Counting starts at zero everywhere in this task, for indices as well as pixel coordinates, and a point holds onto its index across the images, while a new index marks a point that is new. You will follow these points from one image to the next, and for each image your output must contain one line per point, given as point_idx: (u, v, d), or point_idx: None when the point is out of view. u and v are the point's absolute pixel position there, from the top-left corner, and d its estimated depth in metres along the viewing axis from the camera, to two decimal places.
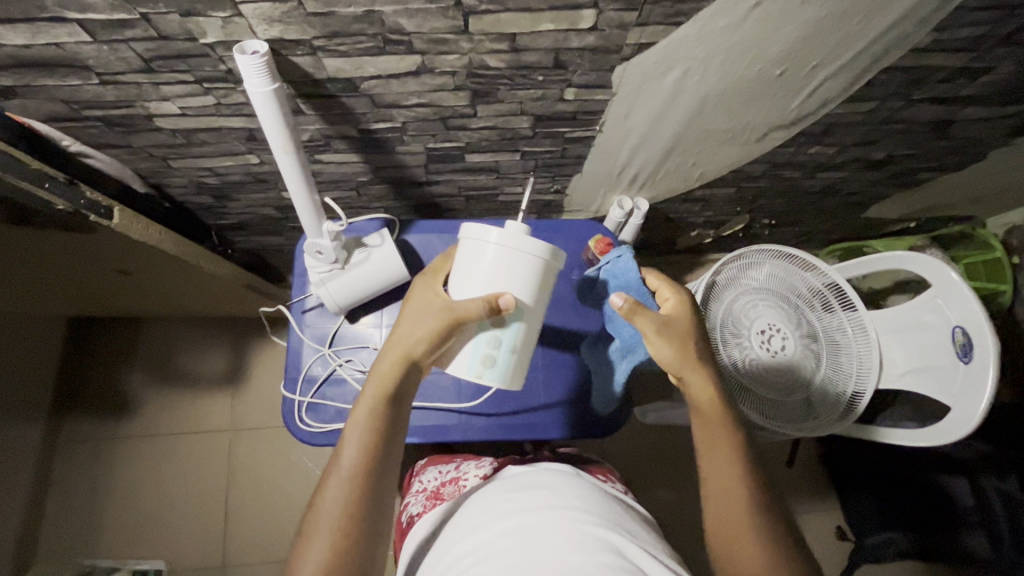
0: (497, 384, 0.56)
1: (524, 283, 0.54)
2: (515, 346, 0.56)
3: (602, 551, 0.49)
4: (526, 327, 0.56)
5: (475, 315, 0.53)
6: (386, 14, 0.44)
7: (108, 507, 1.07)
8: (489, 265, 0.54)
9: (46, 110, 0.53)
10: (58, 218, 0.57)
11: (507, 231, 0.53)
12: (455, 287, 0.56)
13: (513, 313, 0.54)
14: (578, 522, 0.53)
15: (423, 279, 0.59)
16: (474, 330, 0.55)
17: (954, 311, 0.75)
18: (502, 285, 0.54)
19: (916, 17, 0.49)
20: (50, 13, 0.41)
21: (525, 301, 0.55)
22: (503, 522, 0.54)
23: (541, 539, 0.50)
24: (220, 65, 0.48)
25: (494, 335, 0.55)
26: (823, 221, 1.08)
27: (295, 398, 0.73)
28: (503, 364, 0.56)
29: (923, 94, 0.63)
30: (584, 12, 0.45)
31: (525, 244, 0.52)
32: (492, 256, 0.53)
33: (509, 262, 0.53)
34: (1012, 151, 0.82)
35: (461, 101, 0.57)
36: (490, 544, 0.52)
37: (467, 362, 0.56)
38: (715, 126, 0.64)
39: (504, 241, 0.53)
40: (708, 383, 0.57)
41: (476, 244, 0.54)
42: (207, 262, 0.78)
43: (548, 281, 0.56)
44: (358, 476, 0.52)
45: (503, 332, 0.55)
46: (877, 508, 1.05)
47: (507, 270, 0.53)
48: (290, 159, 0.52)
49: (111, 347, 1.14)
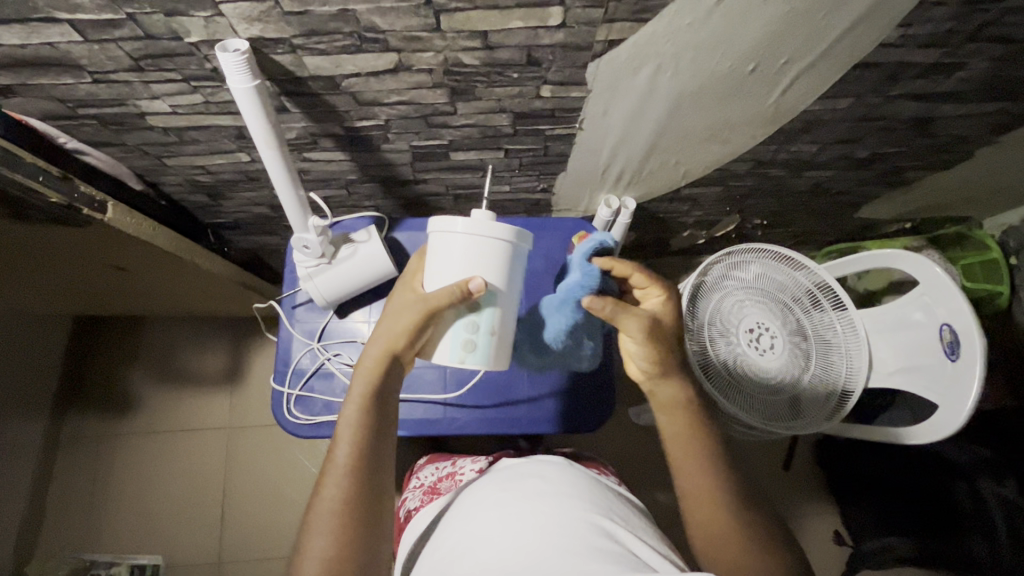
0: (480, 366, 0.58)
1: (494, 266, 0.55)
2: (494, 330, 0.58)
3: (590, 536, 0.49)
4: (501, 311, 0.57)
5: (449, 301, 0.54)
6: (360, 13, 0.45)
7: (108, 501, 1.09)
8: (460, 252, 0.55)
9: (43, 108, 0.56)
10: (54, 212, 0.60)
11: (472, 219, 0.54)
12: (427, 278, 0.58)
13: (487, 295, 0.56)
14: (567, 510, 0.53)
15: (402, 280, 0.61)
16: (452, 318, 0.57)
17: (942, 308, 0.75)
18: (473, 270, 0.55)
19: (881, 12, 0.50)
20: (42, 13, 0.44)
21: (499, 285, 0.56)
22: (493, 512, 0.55)
23: (529, 528, 0.51)
24: (206, 63, 0.51)
25: (472, 321, 0.57)
26: (815, 221, 1.08)
27: (284, 391, 0.74)
28: (485, 348, 0.57)
29: (899, 91, 0.63)
30: (552, 10, 0.46)
31: (492, 229, 0.54)
32: (461, 244, 0.55)
33: (478, 247, 0.55)
34: (999, 149, 0.82)
35: (440, 99, 0.58)
36: (480, 534, 0.53)
37: (449, 346, 0.57)
38: (694, 123, 0.65)
39: (471, 228, 0.54)
40: (671, 388, 0.59)
41: (444, 236, 0.56)
42: (202, 258, 0.81)
43: (517, 264, 0.57)
44: (352, 473, 0.53)
45: (480, 317, 0.56)
46: (880, 515, 1.04)
47: (478, 255, 0.55)
48: (274, 155, 0.53)
49: (114, 345, 1.17)
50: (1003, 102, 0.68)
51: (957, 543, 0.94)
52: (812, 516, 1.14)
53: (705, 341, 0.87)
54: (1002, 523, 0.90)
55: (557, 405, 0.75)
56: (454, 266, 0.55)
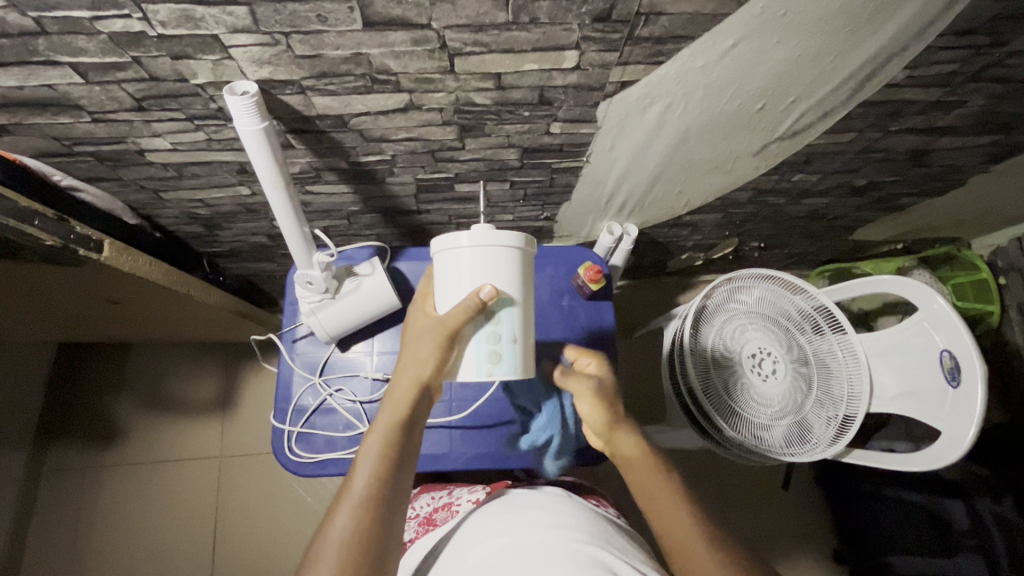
0: (508, 377, 0.55)
1: (505, 272, 0.54)
2: (516, 336, 0.55)
3: (596, 563, 0.49)
4: (519, 312, 0.55)
5: (463, 317, 0.52)
6: (373, 56, 0.44)
7: (92, 539, 1.05)
8: (467, 267, 0.53)
9: (38, 146, 0.54)
10: (48, 253, 0.57)
11: (475, 231, 0.52)
12: (439, 301, 0.56)
13: (502, 301, 0.54)
14: (569, 542, 0.51)
15: (415, 306, 0.61)
16: (471, 331, 0.54)
17: (942, 335, 0.74)
18: (482, 279, 0.54)
19: (886, 57, 0.51)
20: (42, 56, 0.42)
21: (512, 297, 0.55)
22: (496, 542, 0.53)
23: (534, 556, 0.49)
24: (210, 103, 0.49)
25: (492, 331, 0.55)
26: (811, 244, 1.09)
27: (285, 429, 0.72)
28: (512, 358, 0.55)
29: (900, 125, 0.64)
30: (567, 53, 0.46)
31: (497, 239, 0.52)
32: (470, 260, 0.53)
33: (487, 260, 0.53)
34: (993, 176, 0.83)
35: (449, 135, 0.58)
36: (481, 566, 0.51)
37: (474, 361, 0.55)
38: (699, 156, 0.66)
39: (477, 241, 0.52)
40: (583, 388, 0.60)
41: (451, 253, 0.54)
42: (198, 290, 0.78)
43: (528, 267, 0.56)
44: (369, 502, 0.49)
45: (500, 325, 0.55)
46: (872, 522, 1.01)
47: (489, 270, 0.53)
48: (280, 194, 0.51)
49: (99, 373, 1.13)
50: (998, 135, 0.69)
51: (953, 561, 0.91)
52: (813, 535, 1.14)
53: (707, 364, 0.87)
54: (1001, 543, 0.89)
55: (570, 426, 0.73)
56: (463, 282, 0.53)
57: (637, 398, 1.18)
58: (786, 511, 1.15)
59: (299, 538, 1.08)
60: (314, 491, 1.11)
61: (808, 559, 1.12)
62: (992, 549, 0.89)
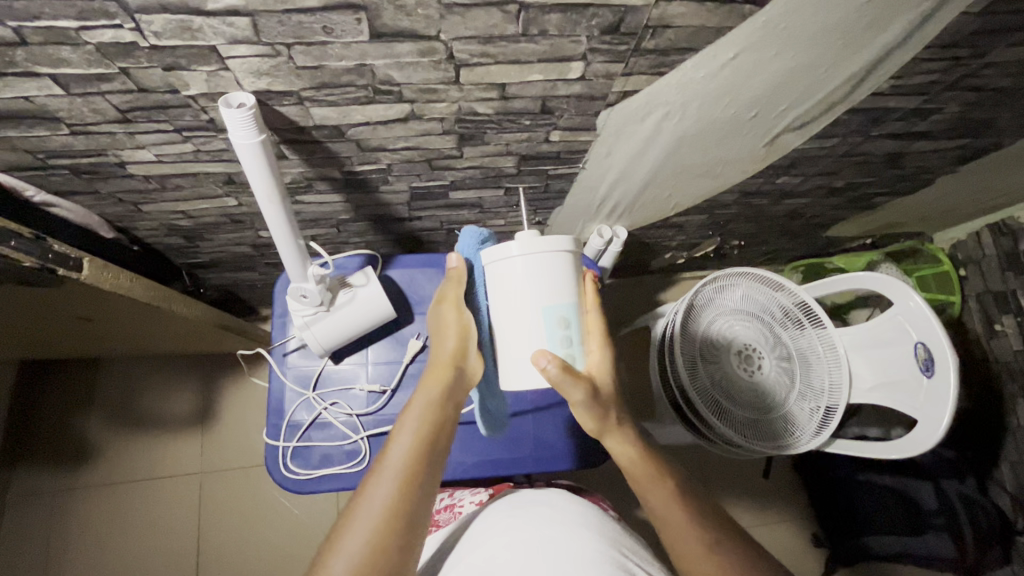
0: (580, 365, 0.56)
1: (562, 274, 0.55)
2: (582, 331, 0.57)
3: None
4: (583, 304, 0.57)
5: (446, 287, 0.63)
6: (377, 67, 0.43)
7: (65, 566, 1.00)
8: (521, 275, 0.54)
9: (8, 159, 0.51)
10: (21, 274, 0.53)
11: (524, 240, 0.54)
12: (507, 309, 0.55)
13: (563, 303, 0.54)
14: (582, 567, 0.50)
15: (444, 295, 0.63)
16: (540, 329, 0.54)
17: (917, 329, 0.77)
18: (542, 283, 0.54)
19: (873, 67, 0.53)
20: (19, 67, 0.39)
21: (573, 290, 0.56)
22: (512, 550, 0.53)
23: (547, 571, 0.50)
24: (202, 115, 0.47)
25: (563, 334, 0.55)
26: (788, 241, 1.13)
27: (279, 445, 0.70)
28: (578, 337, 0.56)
29: (880, 130, 0.67)
30: (573, 64, 0.46)
31: (548, 244, 0.54)
32: (522, 268, 0.54)
33: (539, 264, 0.54)
34: (960, 175, 0.88)
35: (448, 144, 0.57)
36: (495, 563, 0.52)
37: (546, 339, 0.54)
38: (692, 160, 0.66)
39: (527, 248, 0.54)
40: (627, 444, 0.60)
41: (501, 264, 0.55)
42: (180, 304, 0.75)
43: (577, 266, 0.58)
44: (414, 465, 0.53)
45: (569, 308, 0.55)
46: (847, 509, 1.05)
47: (544, 277, 0.54)
48: (276, 208, 0.49)
49: (67, 391, 1.07)
50: (968, 138, 0.73)
51: (923, 540, 0.98)
52: (792, 519, 1.18)
53: (697, 361, 0.88)
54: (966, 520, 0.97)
55: (569, 429, 0.73)
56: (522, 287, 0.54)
57: (626, 395, 1.19)
58: (763, 497, 1.19)
59: (286, 551, 1.05)
60: (301, 503, 1.08)
61: (790, 543, 1.16)
62: (959, 527, 0.97)
